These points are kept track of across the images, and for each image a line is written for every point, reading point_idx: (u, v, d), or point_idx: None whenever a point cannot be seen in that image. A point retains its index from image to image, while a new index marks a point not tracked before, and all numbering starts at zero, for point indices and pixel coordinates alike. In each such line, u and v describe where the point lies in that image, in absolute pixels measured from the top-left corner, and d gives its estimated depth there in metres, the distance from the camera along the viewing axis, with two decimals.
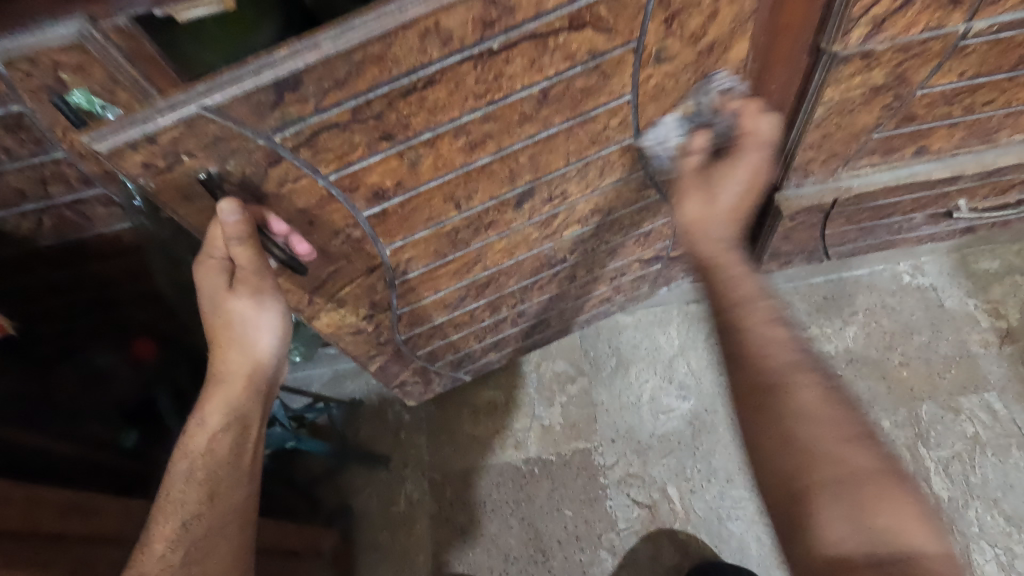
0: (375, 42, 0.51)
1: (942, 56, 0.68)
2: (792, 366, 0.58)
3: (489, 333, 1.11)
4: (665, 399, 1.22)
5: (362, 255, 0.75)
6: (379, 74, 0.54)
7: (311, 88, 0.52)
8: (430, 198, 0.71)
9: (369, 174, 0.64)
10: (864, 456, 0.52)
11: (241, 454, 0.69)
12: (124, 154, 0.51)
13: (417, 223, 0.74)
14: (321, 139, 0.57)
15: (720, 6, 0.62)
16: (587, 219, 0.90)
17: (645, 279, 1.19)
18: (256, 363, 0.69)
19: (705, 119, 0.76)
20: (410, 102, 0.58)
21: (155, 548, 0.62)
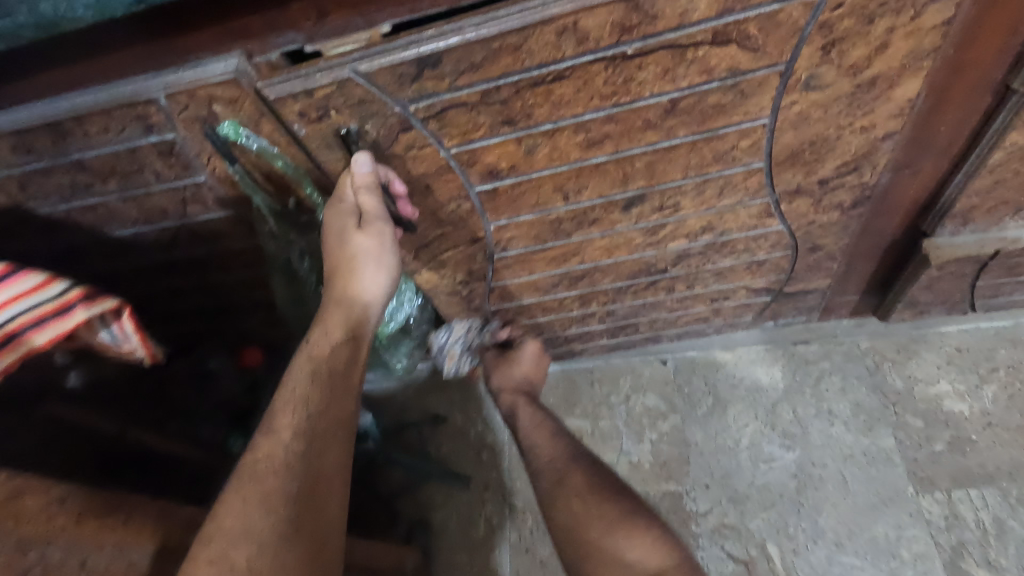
0: (514, 32, 0.50)
1: None
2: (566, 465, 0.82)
3: (575, 324, 1.02)
4: (765, 446, 1.14)
5: (467, 227, 0.74)
6: (512, 64, 0.53)
7: (448, 67, 0.53)
8: (540, 184, 0.68)
9: (487, 153, 0.63)
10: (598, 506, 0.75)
11: (355, 369, 0.66)
12: (286, 101, 0.58)
13: (523, 207, 0.71)
14: (450, 116, 0.58)
15: (893, 37, 0.53)
16: (697, 235, 0.78)
17: (750, 308, 0.99)
18: (374, 292, 0.69)
19: (851, 155, 0.66)
20: (537, 93, 0.56)
21: (279, 437, 0.58)
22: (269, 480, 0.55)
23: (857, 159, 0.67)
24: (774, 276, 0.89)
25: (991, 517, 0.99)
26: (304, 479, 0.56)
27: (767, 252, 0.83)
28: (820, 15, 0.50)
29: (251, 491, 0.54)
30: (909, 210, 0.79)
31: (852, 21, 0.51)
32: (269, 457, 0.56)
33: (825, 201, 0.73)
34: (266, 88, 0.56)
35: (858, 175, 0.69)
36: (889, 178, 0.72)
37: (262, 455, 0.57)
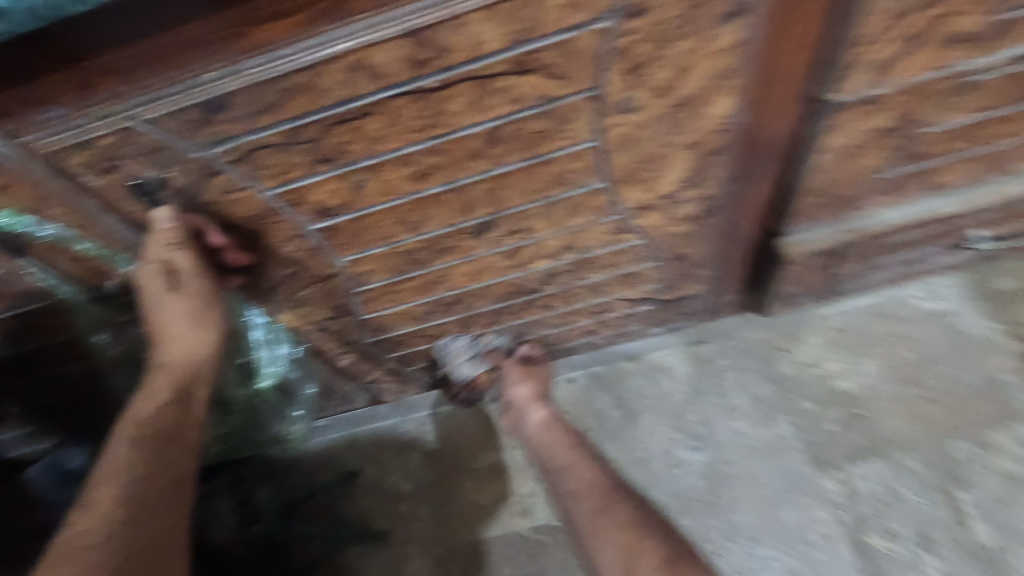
0: (300, 71, 0.47)
1: (948, 94, 0.62)
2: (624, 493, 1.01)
3: (463, 348, 0.98)
4: (677, 452, 1.15)
5: (314, 265, 0.70)
6: (308, 103, 0.50)
7: (239, 110, 0.49)
8: (380, 218, 0.64)
9: (311, 193, 0.59)
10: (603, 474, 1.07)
11: (186, 429, 0.60)
12: (64, 155, 0.50)
13: (370, 241, 0.67)
14: (258, 158, 0.54)
15: (692, 59, 0.53)
16: (559, 254, 0.77)
17: (635, 317, 0.99)
18: (203, 355, 0.64)
19: (687, 170, 0.67)
20: (346, 130, 0.53)
21: (97, 510, 0.51)
22: (85, 556, 0.47)
23: (693, 174, 0.67)
24: (648, 286, 0.89)
25: (885, 488, 1.04)
26: (132, 549, 0.49)
27: (634, 264, 0.83)
28: (615, 41, 0.49)
29: (64, 571, 0.46)
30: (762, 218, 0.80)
31: (648, 45, 0.51)
32: (85, 532, 0.49)
33: (677, 213, 0.74)
34: (34, 141, 0.48)
35: (699, 188, 0.70)
36: (733, 191, 0.72)
37: (75, 532, 0.49)
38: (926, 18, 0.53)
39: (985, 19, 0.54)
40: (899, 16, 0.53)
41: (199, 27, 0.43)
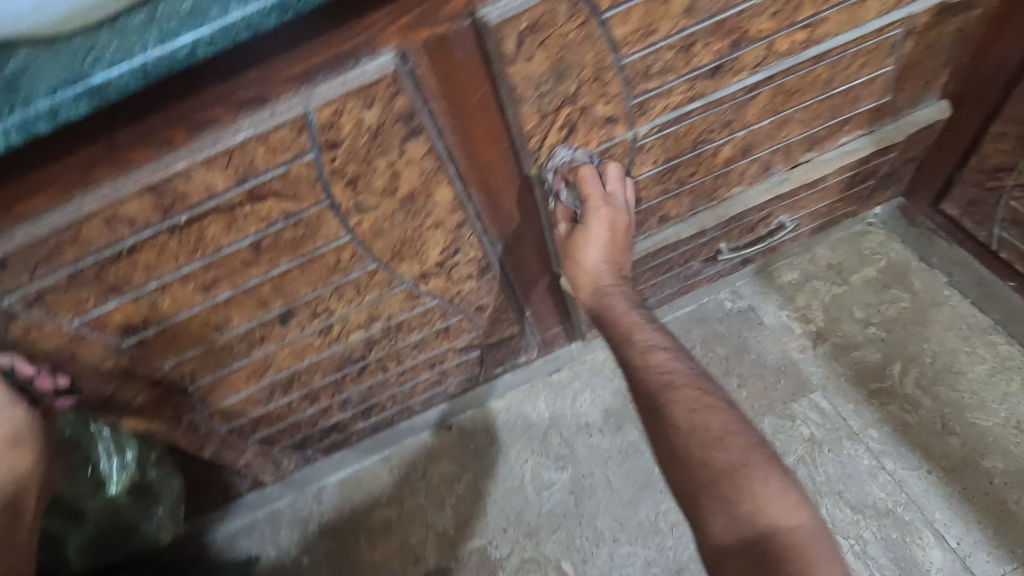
0: (64, 230, 0.59)
1: (627, 156, 0.81)
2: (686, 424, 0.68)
3: (321, 419, 1.08)
4: (545, 474, 1.27)
5: (138, 374, 0.79)
6: (79, 251, 0.61)
7: (19, 265, 0.60)
8: (185, 325, 0.75)
9: (111, 316, 0.69)
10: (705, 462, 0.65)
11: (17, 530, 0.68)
12: None
13: (184, 345, 0.78)
14: (49, 298, 0.64)
15: (398, 167, 0.68)
16: (368, 325, 0.90)
17: (472, 362, 1.12)
18: (20, 466, 0.69)
19: (445, 243, 0.82)
20: (122, 264, 0.64)
21: None
22: None
23: (452, 244, 0.82)
24: (467, 335, 1.03)
25: None
26: None
27: (443, 320, 0.96)
28: (325, 167, 0.64)
29: None
30: (540, 261, 0.97)
31: (356, 164, 0.65)
32: None
33: (456, 274, 0.88)
34: None
35: (464, 253, 0.85)
36: (501, 245, 0.90)
37: None
38: (570, 112, 0.71)
39: (617, 105, 0.73)
40: (547, 114, 0.70)
41: None
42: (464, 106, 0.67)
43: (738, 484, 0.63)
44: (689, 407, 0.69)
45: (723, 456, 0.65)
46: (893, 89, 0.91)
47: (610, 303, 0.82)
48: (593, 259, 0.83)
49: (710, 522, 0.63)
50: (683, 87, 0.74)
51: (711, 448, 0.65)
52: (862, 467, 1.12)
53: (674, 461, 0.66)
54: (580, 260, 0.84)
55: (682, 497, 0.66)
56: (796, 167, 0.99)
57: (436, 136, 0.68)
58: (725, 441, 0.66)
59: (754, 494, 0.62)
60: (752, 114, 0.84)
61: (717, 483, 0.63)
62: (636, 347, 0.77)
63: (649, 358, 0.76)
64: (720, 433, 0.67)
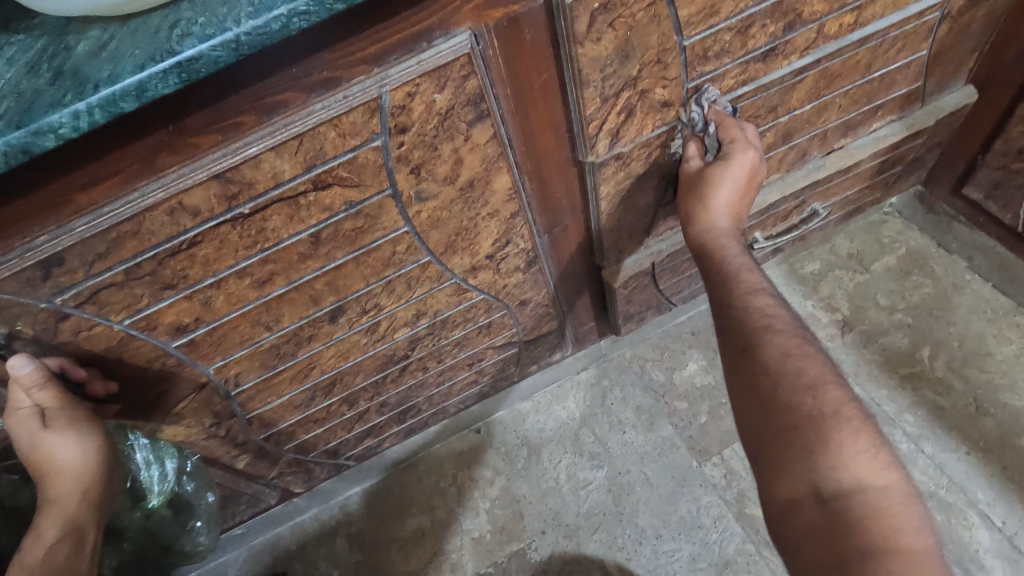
0: (126, 221, 0.56)
1: (677, 142, 0.81)
2: (782, 364, 0.62)
3: (357, 425, 1.04)
4: (580, 473, 1.25)
5: (183, 378, 0.75)
6: (139, 244, 0.58)
7: (76, 261, 0.57)
8: (236, 324, 0.72)
9: (163, 316, 0.66)
10: (806, 401, 0.59)
11: (79, 560, 0.70)
12: None
13: (232, 346, 0.75)
14: (103, 297, 0.61)
15: (462, 154, 0.67)
16: (414, 321, 0.87)
17: (509, 360, 1.10)
18: (87, 483, 0.72)
19: (497, 234, 0.80)
20: (181, 259, 0.61)
21: None
22: None
23: (504, 235, 0.81)
24: (508, 331, 1.01)
25: None
26: None
27: (486, 316, 0.95)
28: (392, 152, 0.62)
29: None
30: (582, 254, 0.97)
31: (421, 150, 0.64)
32: None
33: (504, 266, 0.87)
34: None
35: (514, 245, 0.84)
36: (547, 238, 0.89)
37: None
38: (629, 96, 0.71)
39: (675, 88, 0.73)
40: (608, 97, 0.69)
41: (31, 200, 0.52)
42: (529, 90, 0.66)
43: (825, 435, 0.57)
44: (786, 351, 0.63)
45: (821, 404, 0.59)
46: (925, 73, 0.93)
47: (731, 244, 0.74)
48: (724, 198, 0.75)
49: (781, 475, 0.59)
50: (737, 70, 0.75)
51: (802, 394, 0.60)
52: (902, 451, 1.12)
53: (757, 404, 0.62)
54: (694, 204, 0.77)
55: (759, 444, 0.62)
56: (830, 154, 1.00)
57: (501, 121, 0.67)
58: (818, 389, 0.60)
59: (841, 448, 0.56)
60: (796, 98, 0.84)
61: (797, 433, 0.58)
62: (742, 285, 0.70)
63: (751, 298, 0.69)
64: (814, 381, 0.60)
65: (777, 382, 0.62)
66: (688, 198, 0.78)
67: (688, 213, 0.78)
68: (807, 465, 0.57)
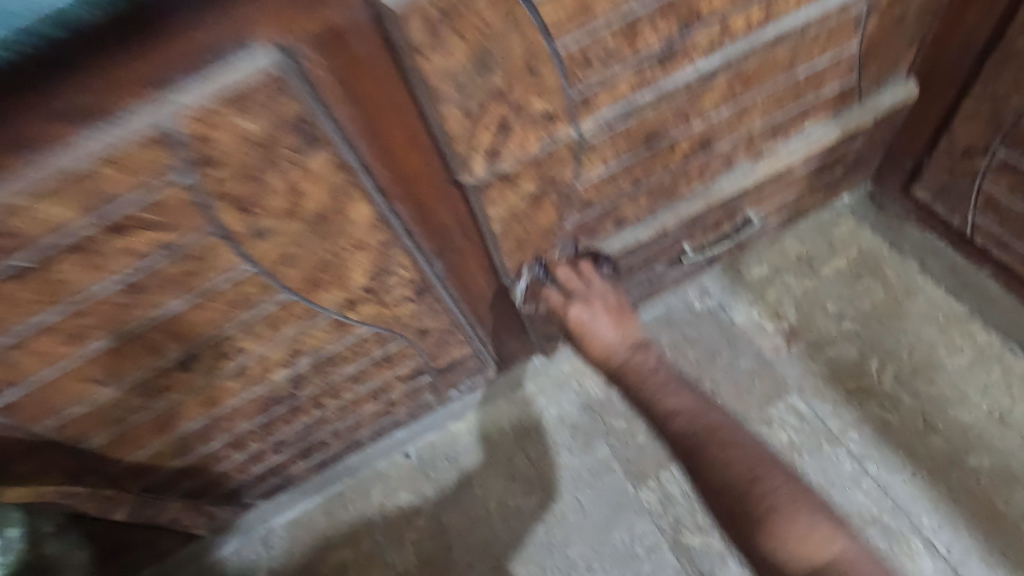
0: None
1: (573, 156, 0.72)
2: (737, 464, 0.76)
3: (253, 463, 0.96)
4: (512, 501, 1.18)
5: (10, 442, 0.66)
6: None
7: None
8: (57, 382, 0.63)
9: None
10: (740, 475, 0.75)
11: None
12: None
13: (63, 404, 0.65)
14: None
15: (299, 184, 0.57)
16: (292, 360, 0.78)
17: (422, 388, 1.02)
18: None
19: (371, 266, 0.71)
20: None
21: None
22: None
23: (380, 267, 0.72)
24: (412, 361, 0.93)
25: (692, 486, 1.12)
26: None
27: (381, 348, 0.86)
28: (203, 188, 0.53)
29: None
30: (487, 275, 0.87)
31: (243, 183, 0.54)
32: None
33: (390, 298, 0.77)
34: None
35: (396, 275, 0.75)
36: (439, 264, 0.79)
37: None
38: (502, 109, 0.61)
39: (556, 99, 0.63)
40: (474, 113, 0.60)
41: None
42: (376, 109, 0.56)
43: (775, 522, 0.70)
44: (719, 455, 0.78)
45: (767, 488, 0.74)
46: (860, 69, 0.84)
47: (642, 357, 0.94)
48: (609, 328, 0.94)
49: (767, 562, 0.69)
50: (631, 76, 0.65)
51: (749, 482, 0.74)
52: (845, 473, 1.06)
53: (720, 501, 0.75)
54: (586, 343, 0.94)
55: (732, 528, 0.73)
56: (759, 159, 0.91)
57: (344, 146, 0.57)
58: (757, 477, 0.74)
59: (786, 535, 0.69)
60: (709, 103, 0.75)
61: (751, 524, 0.71)
62: (660, 412, 0.87)
63: (668, 401, 0.87)
64: (749, 471, 0.75)
65: (727, 486, 0.75)
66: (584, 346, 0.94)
67: (604, 342, 0.94)
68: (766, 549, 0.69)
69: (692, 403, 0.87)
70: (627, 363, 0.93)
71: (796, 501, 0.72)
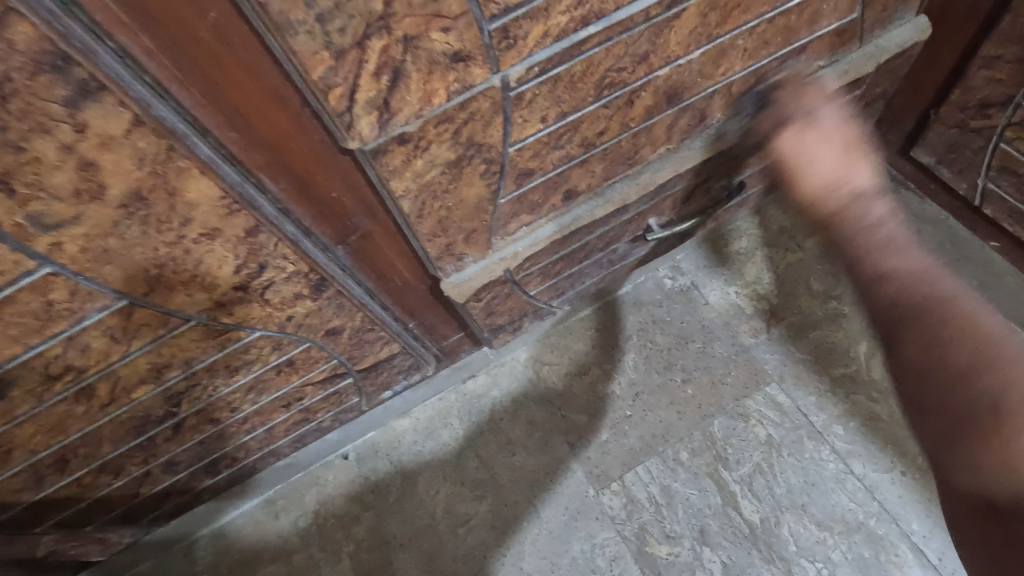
0: None
1: (499, 113, 0.55)
2: (964, 344, 0.59)
3: (143, 486, 0.81)
4: (460, 507, 1.05)
5: None
6: None
7: None
8: None
9: None
10: (962, 353, 0.59)
11: None
12: None
13: None
14: None
15: (88, 154, 0.40)
16: (157, 376, 0.63)
17: (347, 391, 0.87)
18: None
19: (236, 259, 0.55)
20: None
21: None
22: None
23: (251, 260, 0.56)
24: (325, 365, 0.77)
25: (659, 488, 1.00)
26: None
27: (279, 354, 0.70)
28: None
29: None
30: (409, 263, 0.71)
31: None
32: None
33: (276, 296, 0.61)
34: None
35: (278, 269, 0.59)
36: (340, 251, 0.63)
37: None
38: (385, 46, 0.44)
39: (464, 34, 0.46)
40: (344, 51, 0.43)
41: None
42: (192, 41, 0.39)
43: (999, 427, 0.55)
44: (944, 322, 0.61)
45: (997, 373, 0.56)
46: (863, 1, 0.67)
47: (864, 206, 0.69)
48: (825, 161, 0.70)
49: (993, 463, 0.55)
50: (568, 1, 0.48)
51: (972, 369, 0.58)
52: (828, 472, 0.96)
53: (951, 376, 0.59)
54: (800, 182, 0.72)
55: (929, 418, 0.60)
56: (738, 114, 0.75)
57: (148, 96, 0.40)
58: (990, 360, 0.57)
59: (1010, 446, 0.53)
60: (676, 41, 0.59)
61: (970, 423, 0.57)
62: (871, 272, 0.67)
63: (883, 261, 0.66)
64: (979, 350, 0.58)
65: (958, 360, 0.59)
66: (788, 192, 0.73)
67: (800, 181, 0.72)
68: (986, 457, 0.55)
69: (919, 265, 0.65)
70: (837, 213, 0.70)
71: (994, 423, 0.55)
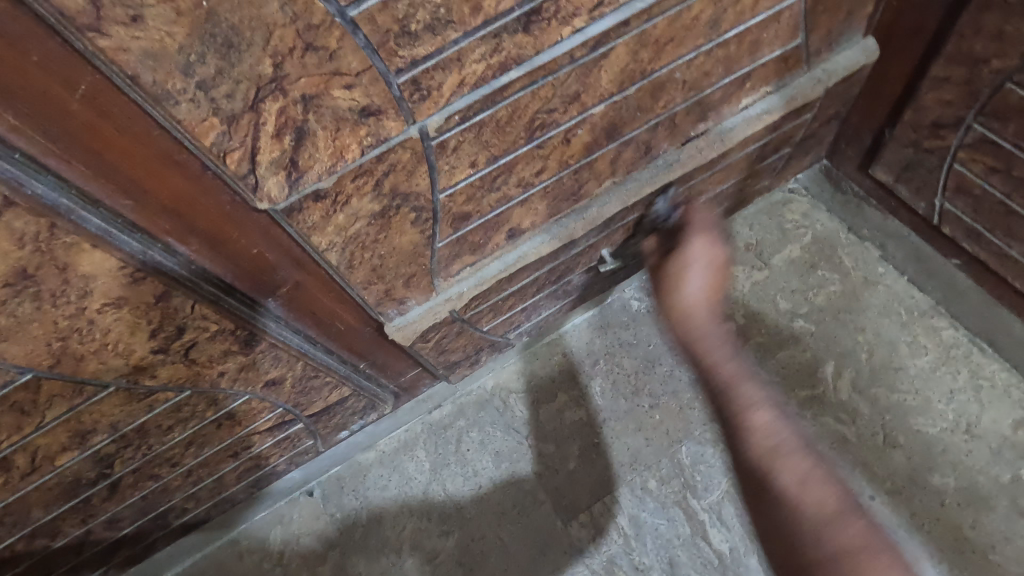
0: None
1: (422, 162, 0.53)
2: (764, 439, 0.59)
3: (85, 544, 0.78)
4: (427, 544, 1.03)
5: None
6: None
7: None
8: None
9: None
10: (783, 435, 0.59)
11: None
12: None
13: None
14: None
15: None
16: (81, 441, 0.60)
17: (298, 435, 0.84)
18: None
19: (150, 323, 0.52)
20: None
21: None
22: None
23: (169, 323, 0.53)
24: (270, 413, 0.75)
25: (628, 518, 0.99)
26: None
27: (216, 408, 0.68)
28: None
29: None
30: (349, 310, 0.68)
31: None
32: None
33: (204, 354, 0.59)
34: None
35: (200, 328, 0.56)
36: (270, 306, 0.60)
37: None
38: (283, 108, 0.42)
39: (371, 91, 0.44)
40: (236, 115, 0.40)
41: None
42: (65, 117, 0.37)
43: (811, 520, 0.54)
44: (766, 432, 0.59)
45: (803, 492, 0.55)
46: (805, 26, 0.66)
47: (709, 348, 0.64)
48: (697, 285, 0.68)
49: (792, 522, 0.54)
50: (481, 50, 0.46)
51: (765, 444, 0.58)
52: None
53: (737, 442, 0.60)
54: (669, 289, 0.68)
55: (722, 415, 0.62)
56: (686, 143, 0.73)
57: (21, 174, 0.37)
58: (813, 475, 0.56)
59: (812, 524, 0.54)
60: (608, 78, 0.57)
61: (782, 505, 0.55)
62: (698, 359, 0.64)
63: (721, 364, 0.63)
64: (760, 445, 0.58)
65: (745, 436, 0.59)
66: (659, 295, 0.70)
67: (663, 305, 0.69)
68: (788, 498, 0.55)
69: (742, 384, 0.62)
70: (697, 347, 0.65)
71: (844, 510, 0.54)
